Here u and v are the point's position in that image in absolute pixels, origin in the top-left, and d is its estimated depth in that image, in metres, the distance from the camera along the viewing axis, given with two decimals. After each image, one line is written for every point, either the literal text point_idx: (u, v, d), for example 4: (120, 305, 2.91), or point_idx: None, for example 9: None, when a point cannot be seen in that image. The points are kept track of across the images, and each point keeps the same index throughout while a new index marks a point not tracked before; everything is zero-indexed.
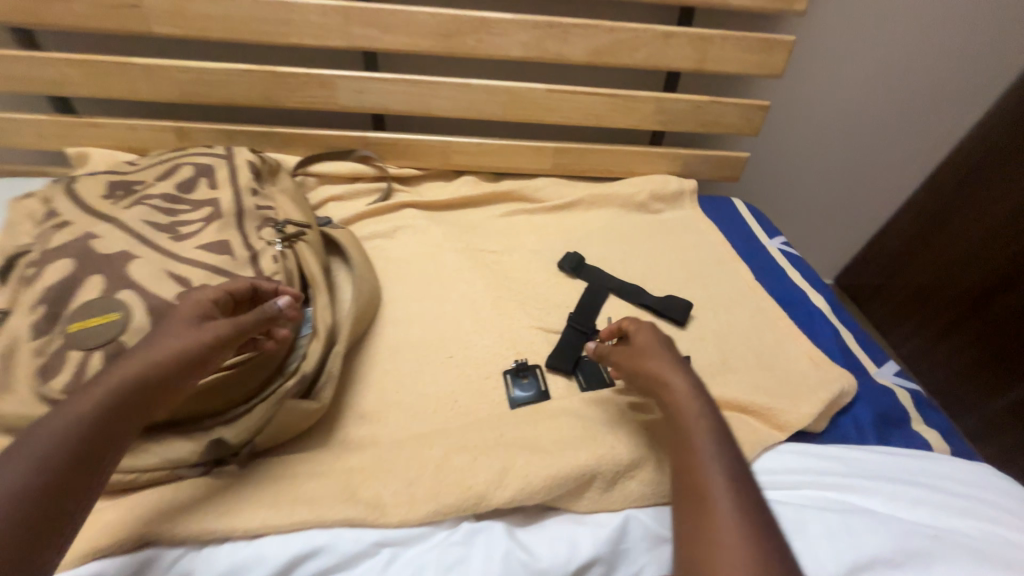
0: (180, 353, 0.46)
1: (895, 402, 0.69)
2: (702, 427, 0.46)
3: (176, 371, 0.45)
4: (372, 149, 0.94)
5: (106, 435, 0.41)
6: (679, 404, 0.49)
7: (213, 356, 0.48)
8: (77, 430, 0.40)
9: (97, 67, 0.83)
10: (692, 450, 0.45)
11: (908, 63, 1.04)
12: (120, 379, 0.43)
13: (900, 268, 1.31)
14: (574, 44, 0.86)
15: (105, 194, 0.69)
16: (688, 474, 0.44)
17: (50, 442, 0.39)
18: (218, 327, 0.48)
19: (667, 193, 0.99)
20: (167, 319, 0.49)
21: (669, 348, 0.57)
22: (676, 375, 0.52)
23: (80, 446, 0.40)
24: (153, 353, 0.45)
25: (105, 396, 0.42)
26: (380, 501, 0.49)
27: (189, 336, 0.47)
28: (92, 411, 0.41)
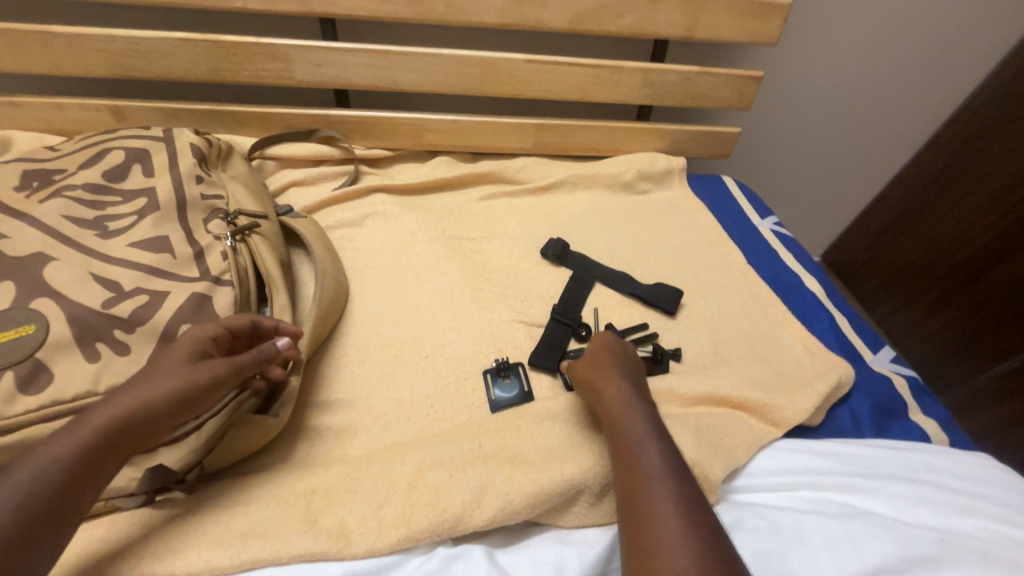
0: (171, 393, 0.42)
1: (893, 392, 0.66)
2: (642, 431, 0.46)
3: (165, 412, 0.41)
4: (336, 129, 0.86)
5: (79, 483, 0.37)
6: (619, 411, 0.49)
7: (207, 397, 0.44)
8: (48, 477, 0.36)
9: (9, 37, 0.72)
10: (633, 452, 0.44)
11: (905, 31, 0.99)
12: (105, 420, 0.39)
13: (886, 244, 1.28)
14: (554, 9, 0.78)
15: (20, 187, 0.60)
16: (629, 476, 0.42)
17: (18, 490, 0.35)
18: (217, 365, 0.45)
19: (656, 172, 0.93)
20: (161, 354, 0.45)
21: (617, 362, 0.56)
22: (618, 387, 0.51)
23: (49, 496, 0.35)
24: (143, 391, 0.41)
25: (87, 439, 0.38)
26: (345, 530, 0.45)
27: (183, 374, 0.43)
28: (69, 456, 0.37)
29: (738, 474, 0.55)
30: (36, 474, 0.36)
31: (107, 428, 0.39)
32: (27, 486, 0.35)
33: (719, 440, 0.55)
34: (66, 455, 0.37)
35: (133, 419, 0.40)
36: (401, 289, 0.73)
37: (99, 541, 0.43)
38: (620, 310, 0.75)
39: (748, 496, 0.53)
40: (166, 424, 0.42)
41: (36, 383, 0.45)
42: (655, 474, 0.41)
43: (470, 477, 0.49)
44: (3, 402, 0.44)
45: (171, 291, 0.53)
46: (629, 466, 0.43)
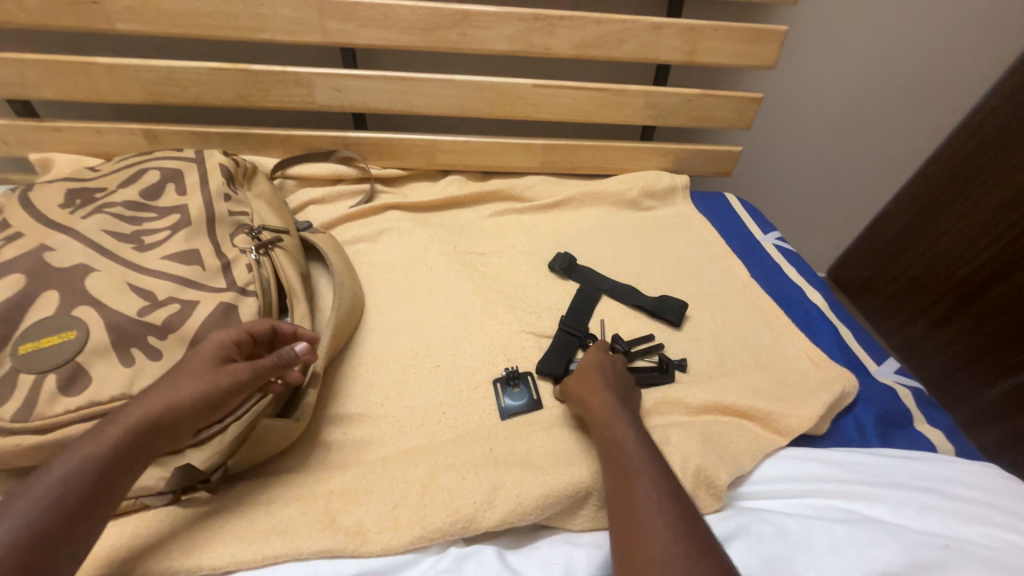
0: (194, 396, 0.44)
1: (898, 402, 0.67)
2: (626, 434, 0.48)
3: (188, 414, 0.43)
4: (354, 149, 0.91)
5: (110, 480, 0.40)
6: (606, 419, 0.51)
7: (228, 400, 0.45)
8: (82, 474, 0.39)
9: (57, 67, 0.78)
10: (618, 454, 0.47)
11: (899, 55, 1.03)
12: (134, 420, 0.42)
13: (891, 260, 1.30)
14: (560, 37, 0.83)
15: (64, 204, 0.65)
16: (615, 477, 0.45)
17: (56, 486, 0.38)
18: (236, 369, 0.46)
19: (659, 189, 0.96)
20: (188, 358, 0.47)
21: (604, 376, 0.58)
22: (603, 399, 0.54)
23: (83, 491, 0.38)
24: (169, 394, 0.44)
25: (117, 438, 0.41)
26: (361, 528, 0.47)
27: (206, 378, 0.45)
28: (101, 454, 0.40)
29: (743, 481, 0.56)
30: (72, 471, 0.39)
31: (136, 428, 0.42)
32: (64, 482, 0.38)
33: (725, 447, 0.57)
34: (99, 453, 0.40)
35: (160, 420, 0.43)
36: (414, 300, 0.75)
37: (128, 537, 0.45)
38: (626, 321, 0.77)
39: (753, 502, 0.54)
40: (190, 425, 0.44)
41: (76, 385, 0.48)
42: (635, 472, 0.44)
43: (481, 479, 0.50)
44: (45, 402, 0.47)
45: (200, 300, 0.57)
46: (614, 468, 0.46)
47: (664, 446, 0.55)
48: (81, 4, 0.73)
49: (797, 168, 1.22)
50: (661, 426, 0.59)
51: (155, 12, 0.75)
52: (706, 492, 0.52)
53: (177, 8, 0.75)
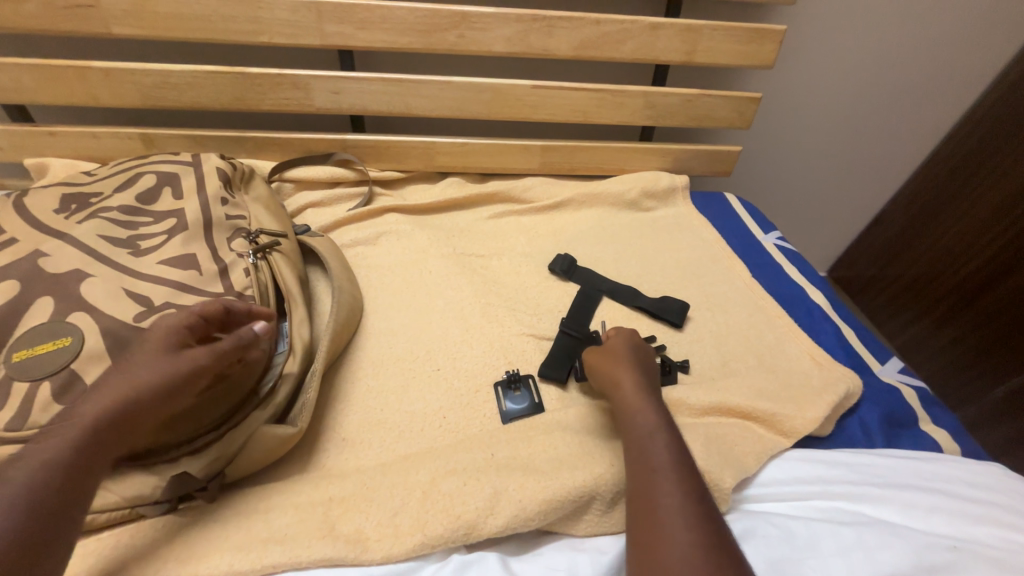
0: (153, 384, 0.43)
1: (902, 402, 0.66)
2: (656, 429, 0.48)
3: (149, 403, 0.42)
4: (352, 152, 0.90)
5: (74, 478, 0.38)
6: (637, 408, 0.50)
7: (191, 384, 0.44)
8: (42, 476, 0.37)
9: (52, 72, 0.78)
10: (645, 449, 0.46)
11: (898, 54, 1.03)
12: (90, 417, 0.41)
13: (892, 259, 1.29)
14: (559, 38, 0.83)
15: (59, 209, 0.64)
16: (639, 472, 0.45)
17: (13, 491, 0.36)
18: (195, 353, 0.45)
19: (659, 190, 0.96)
20: (136, 353, 0.46)
21: (635, 358, 0.58)
22: (636, 380, 0.54)
23: (44, 494, 0.37)
24: (126, 387, 0.42)
25: (76, 436, 0.40)
26: (362, 536, 0.46)
27: (163, 365, 0.44)
28: (61, 455, 0.39)
29: (749, 483, 0.55)
30: (31, 474, 0.37)
31: (97, 424, 0.40)
32: (23, 486, 0.37)
33: (729, 449, 0.56)
34: (57, 454, 0.38)
35: (119, 413, 0.41)
36: (414, 304, 0.75)
37: (124, 547, 0.44)
38: (627, 323, 0.76)
39: (759, 505, 0.53)
40: (155, 415, 0.43)
41: (70, 392, 0.48)
42: (663, 471, 0.44)
43: (483, 484, 0.50)
44: (39, 411, 0.46)
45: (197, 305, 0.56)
46: (640, 462, 0.45)
47: None
48: (76, 8, 0.73)
49: (797, 167, 1.21)
50: None
51: (152, 16, 0.74)
52: (711, 496, 0.52)
53: (174, 12, 0.74)
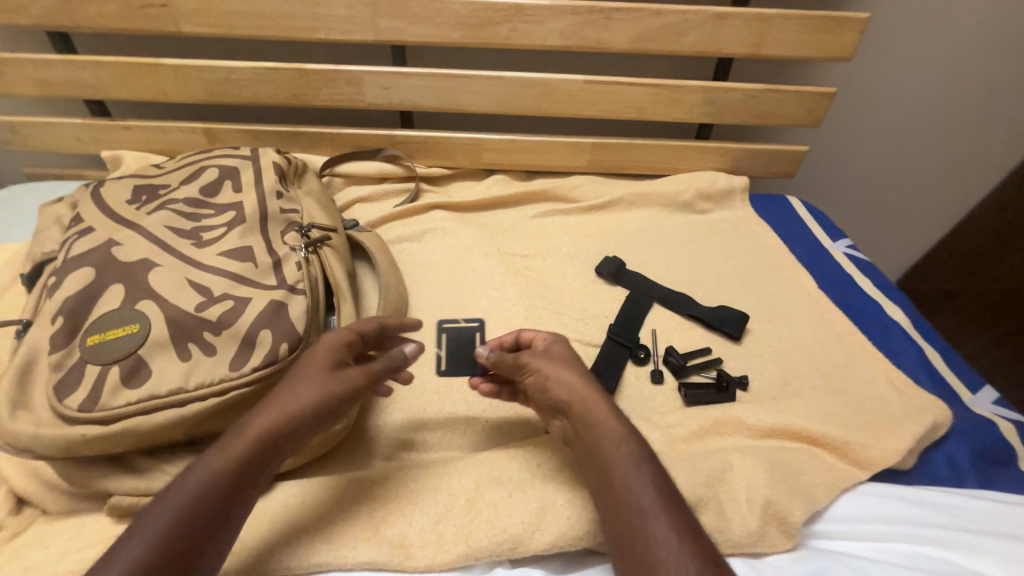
0: (313, 406, 0.45)
1: (999, 437, 0.59)
2: (630, 454, 0.43)
3: (308, 424, 0.45)
4: (400, 148, 0.90)
5: (244, 489, 0.41)
6: (601, 430, 0.44)
7: (341, 406, 0.46)
8: (215, 487, 0.40)
9: (127, 69, 0.82)
10: (622, 485, 0.41)
11: (996, 43, 0.92)
12: (260, 434, 0.43)
13: (978, 271, 1.16)
14: (616, 31, 0.79)
15: (130, 200, 0.68)
16: (623, 519, 0.40)
17: (196, 498, 0.39)
18: (351, 375, 0.47)
19: (716, 192, 0.90)
20: (303, 361, 0.48)
21: (573, 356, 0.52)
22: (581, 386, 0.48)
23: (218, 497, 0.40)
24: (293, 401, 0.44)
25: (246, 451, 0.42)
26: (405, 541, 0.46)
27: (325, 384, 0.46)
28: (235, 462, 0.41)
29: (818, 517, 0.51)
30: (206, 484, 0.40)
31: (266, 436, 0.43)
32: (200, 496, 0.40)
33: (796, 478, 0.51)
34: (228, 467, 0.41)
35: (282, 432, 0.44)
36: (458, 303, 0.74)
37: None
38: (679, 332, 0.72)
39: (829, 543, 0.49)
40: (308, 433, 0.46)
41: (137, 377, 0.50)
42: (648, 510, 0.40)
43: (528, 497, 0.48)
44: (109, 394, 0.48)
45: (253, 297, 0.57)
46: (619, 505, 0.41)
47: (727, 473, 0.51)
48: (151, 8, 0.76)
49: (870, 168, 1.12)
50: (722, 450, 0.55)
51: (217, 14, 0.77)
52: (775, 529, 0.48)
53: (237, 9, 0.76)
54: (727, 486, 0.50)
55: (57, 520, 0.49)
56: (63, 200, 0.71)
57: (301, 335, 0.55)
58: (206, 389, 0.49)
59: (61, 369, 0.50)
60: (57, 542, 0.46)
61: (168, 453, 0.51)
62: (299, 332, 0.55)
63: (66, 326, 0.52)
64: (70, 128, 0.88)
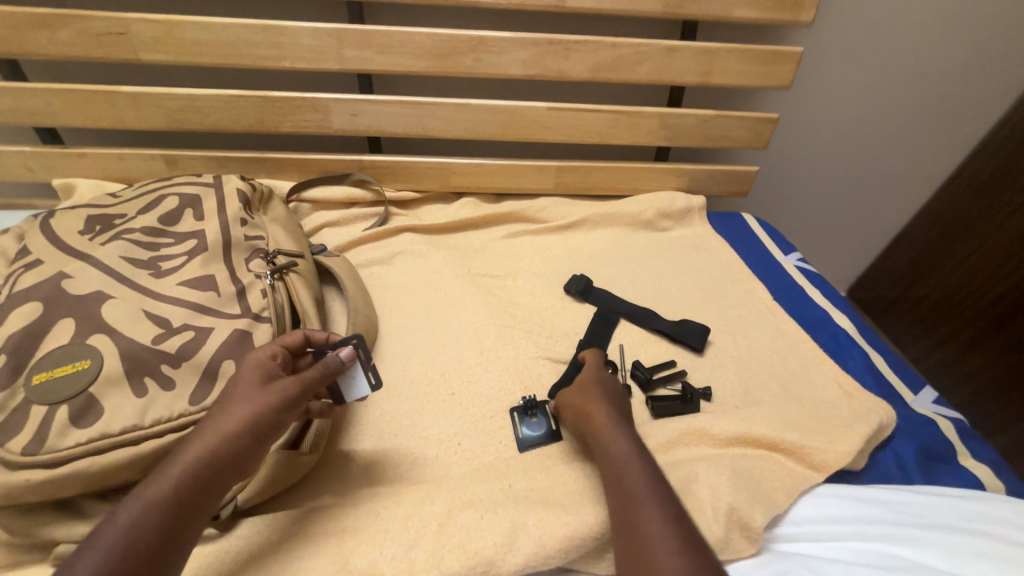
0: (249, 422, 0.44)
1: (939, 434, 0.63)
2: (624, 449, 0.48)
3: (247, 439, 0.43)
4: (368, 173, 0.91)
5: (181, 518, 0.39)
6: (599, 432, 0.50)
7: (280, 415, 0.45)
8: (146, 518, 0.38)
9: (81, 95, 0.80)
10: (617, 474, 0.46)
11: (916, 72, 1.02)
12: (194, 456, 0.42)
13: (917, 277, 1.25)
14: (575, 61, 0.83)
15: (83, 231, 0.65)
16: (619, 501, 0.44)
17: (126, 532, 0.37)
18: (284, 384, 0.47)
19: (676, 210, 0.95)
20: (232, 385, 0.47)
21: (598, 375, 0.59)
22: (590, 398, 0.55)
23: (153, 528, 0.38)
24: (226, 423, 0.43)
25: (180, 476, 0.41)
26: (375, 571, 0.45)
27: (257, 399, 0.45)
28: (168, 492, 0.39)
29: (778, 521, 0.54)
30: (137, 516, 0.38)
31: (202, 461, 0.42)
32: (132, 528, 0.37)
33: (758, 484, 0.54)
34: (161, 495, 0.39)
35: (219, 452, 0.42)
36: (429, 325, 0.74)
37: None
38: (645, 347, 0.75)
39: (791, 545, 0.51)
40: (251, 453, 0.44)
41: (87, 416, 0.47)
42: (639, 492, 0.43)
43: (502, 518, 0.48)
44: (56, 435, 0.46)
45: (215, 327, 0.56)
46: (615, 489, 0.45)
47: (693, 483, 0.53)
48: (108, 35, 0.75)
49: (814, 186, 1.20)
50: (688, 461, 0.57)
51: (179, 43, 0.77)
52: (740, 534, 0.49)
53: (201, 38, 0.77)
54: (694, 495, 0.52)
55: None
56: (9, 232, 0.68)
57: None
58: (164, 425, 0.48)
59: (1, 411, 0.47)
60: None
61: (120, 494, 0.48)
62: None
63: (9, 365, 0.49)
64: (19, 156, 0.85)
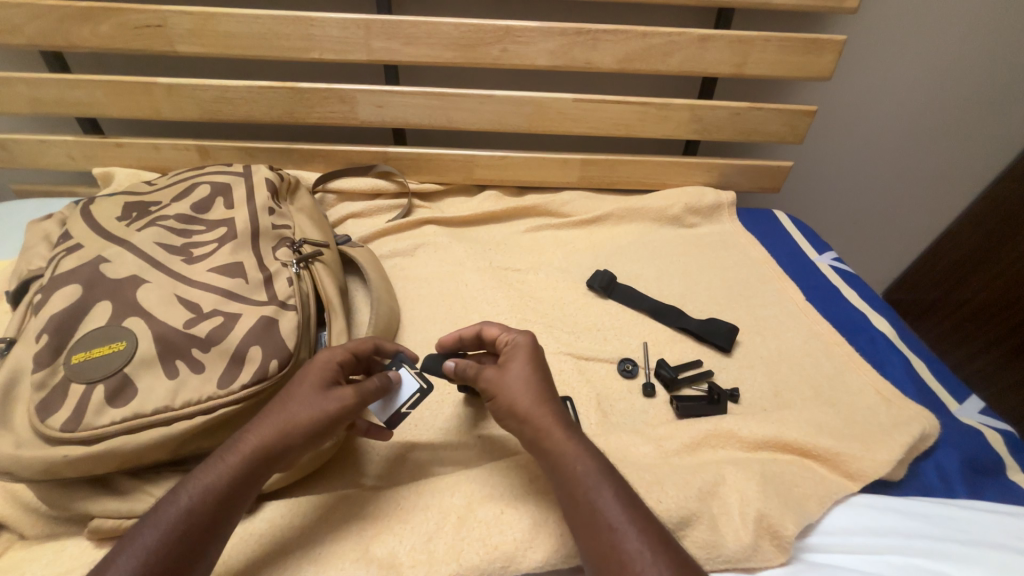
0: (304, 423, 0.44)
1: (987, 446, 0.60)
2: (590, 474, 0.43)
3: (300, 441, 0.44)
4: (392, 165, 0.91)
5: (228, 508, 0.41)
6: (559, 456, 0.45)
7: (330, 421, 0.45)
8: (204, 504, 0.40)
9: (120, 87, 0.82)
10: (588, 506, 0.42)
11: (967, 62, 0.96)
12: (250, 448, 0.43)
13: (961, 281, 1.17)
14: (603, 52, 0.81)
15: (120, 217, 0.67)
16: (593, 537, 0.41)
17: (182, 514, 0.39)
18: (337, 392, 0.46)
19: (704, 206, 0.92)
20: (297, 379, 0.48)
21: (542, 366, 0.51)
22: (542, 415, 0.47)
23: (204, 514, 0.39)
24: (283, 419, 0.44)
25: (235, 465, 0.42)
26: (394, 560, 0.45)
27: (316, 403, 0.45)
28: (224, 478, 0.41)
29: (811, 530, 0.51)
30: (197, 500, 0.40)
31: (256, 453, 0.43)
32: (189, 510, 0.39)
33: (789, 491, 0.52)
34: (218, 482, 0.41)
35: (273, 446, 0.43)
36: (450, 317, 0.74)
37: None
38: (670, 345, 0.73)
39: (824, 556, 0.49)
40: (300, 451, 0.45)
41: (122, 396, 0.49)
42: (618, 527, 0.40)
43: (522, 514, 0.48)
44: (94, 413, 0.47)
45: (243, 313, 0.57)
46: (589, 525, 0.41)
47: (720, 486, 0.51)
48: (145, 28, 0.77)
49: (852, 181, 1.14)
50: (715, 463, 0.55)
51: (212, 34, 0.78)
52: (769, 542, 0.48)
53: (233, 30, 0.78)
54: (721, 499, 0.50)
55: (35, 546, 0.48)
56: (52, 217, 0.71)
57: (291, 352, 0.54)
58: (194, 407, 0.49)
59: (42, 389, 0.49)
60: (34, 567, 0.45)
61: (152, 473, 0.50)
62: (289, 348, 0.55)
63: (50, 345, 0.51)
64: (63, 145, 0.88)
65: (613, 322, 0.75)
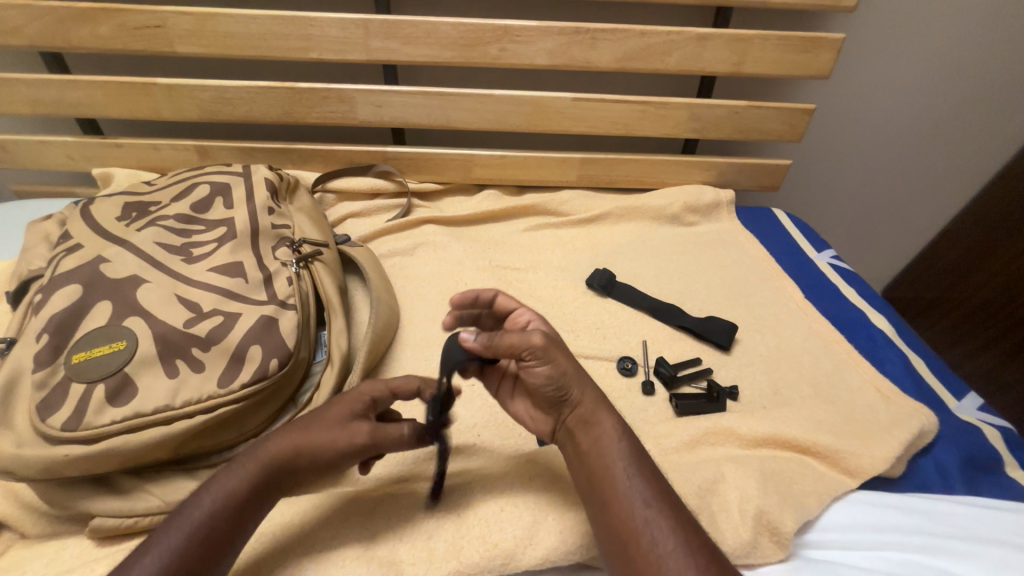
0: (322, 454, 0.43)
1: (985, 443, 0.60)
2: (626, 454, 0.44)
3: (315, 466, 0.43)
4: (392, 164, 0.91)
5: (244, 517, 0.41)
6: (597, 432, 0.46)
7: (347, 461, 0.43)
8: (224, 509, 0.40)
9: (120, 87, 0.82)
10: (618, 484, 0.43)
11: (967, 60, 0.96)
12: (270, 461, 0.42)
13: (959, 279, 1.17)
14: (602, 50, 0.82)
15: (120, 217, 0.68)
16: (621, 515, 0.42)
17: (205, 517, 0.39)
18: (360, 434, 0.44)
19: (703, 205, 0.92)
20: (329, 402, 0.46)
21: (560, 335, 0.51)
22: (585, 387, 0.48)
23: (224, 519, 0.40)
24: (304, 443, 0.43)
25: (255, 475, 0.42)
26: (395, 558, 0.45)
27: (336, 435, 0.43)
28: (244, 487, 0.41)
29: (810, 527, 0.51)
30: (217, 505, 0.40)
31: (277, 466, 0.43)
32: (210, 516, 0.40)
33: (788, 488, 0.52)
34: (239, 490, 0.41)
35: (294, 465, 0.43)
36: None
37: None
38: (669, 343, 0.73)
39: (823, 552, 0.49)
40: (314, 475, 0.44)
41: (123, 395, 0.49)
42: (649, 507, 0.41)
43: (522, 511, 0.48)
44: (95, 412, 0.47)
45: (243, 313, 0.57)
46: (618, 503, 0.42)
47: (719, 484, 0.52)
48: (144, 29, 0.77)
49: (851, 179, 1.14)
50: (715, 460, 0.55)
51: (211, 34, 0.78)
52: (769, 539, 0.48)
53: (232, 31, 0.78)
54: (720, 496, 0.51)
55: (37, 545, 0.48)
56: (51, 218, 0.71)
57: (291, 351, 0.55)
58: (194, 407, 0.49)
59: (43, 389, 0.49)
60: (35, 567, 0.45)
61: (153, 471, 0.50)
62: (290, 347, 0.55)
63: (50, 345, 0.52)
64: (62, 146, 0.88)
65: (612, 320, 0.75)
